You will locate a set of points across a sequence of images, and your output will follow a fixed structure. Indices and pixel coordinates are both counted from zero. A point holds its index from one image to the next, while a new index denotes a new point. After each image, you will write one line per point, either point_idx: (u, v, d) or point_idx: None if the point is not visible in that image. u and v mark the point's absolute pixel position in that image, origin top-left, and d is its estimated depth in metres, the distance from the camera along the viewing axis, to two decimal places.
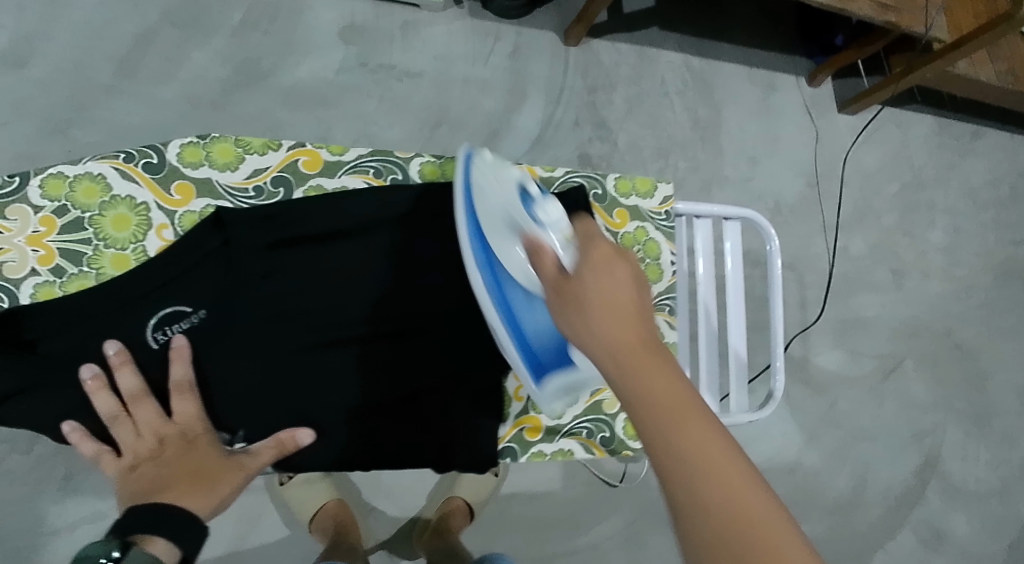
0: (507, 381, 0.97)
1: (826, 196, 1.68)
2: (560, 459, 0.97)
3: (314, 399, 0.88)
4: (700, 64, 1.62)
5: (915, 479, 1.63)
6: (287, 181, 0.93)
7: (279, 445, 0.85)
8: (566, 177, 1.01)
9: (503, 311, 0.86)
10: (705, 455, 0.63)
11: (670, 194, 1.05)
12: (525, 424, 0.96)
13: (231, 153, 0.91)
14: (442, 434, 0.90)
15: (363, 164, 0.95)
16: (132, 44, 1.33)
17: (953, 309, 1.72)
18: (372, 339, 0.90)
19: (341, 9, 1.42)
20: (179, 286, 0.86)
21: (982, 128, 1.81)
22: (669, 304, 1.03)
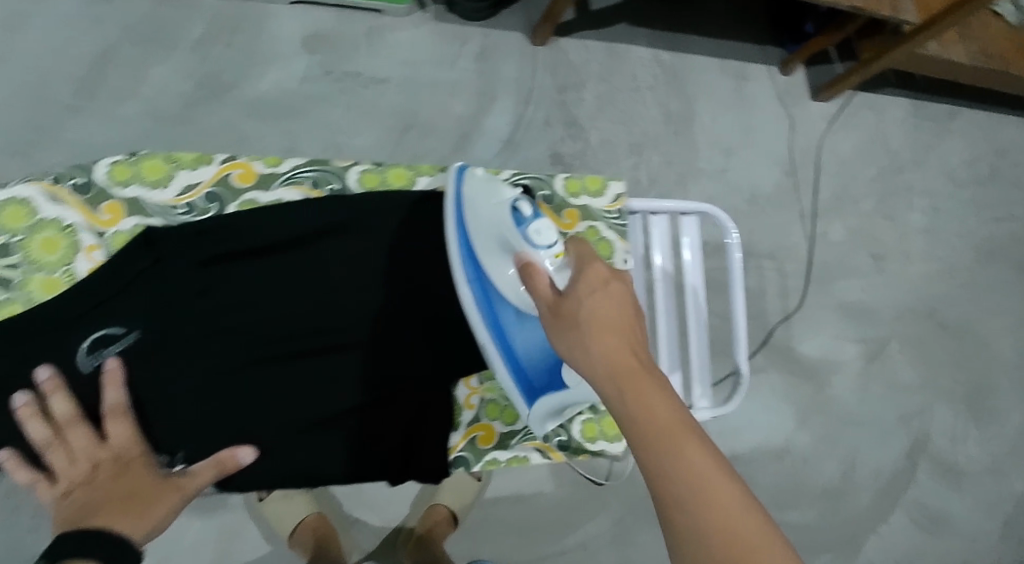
0: (457, 390, 1.00)
1: (803, 184, 1.67)
2: (514, 465, 1.01)
3: (262, 415, 0.90)
4: (671, 58, 1.61)
5: (905, 461, 1.62)
6: (220, 196, 0.93)
7: (220, 464, 0.86)
8: (513, 180, 1.01)
9: (492, 328, 0.92)
10: (694, 469, 0.66)
11: (622, 193, 1.05)
12: (477, 432, 1.00)
13: (162, 169, 0.92)
14: (389, 445, 0.94)
15: (299, 175, 0.96)
16: (92, 63, 1.32)
17: (936, 290, 1.72)
18: (315, 352, 0.93)
19: (303, 19, 1.41)
20: (110, 308, 0.86)
21: (957, 108, 1.81)
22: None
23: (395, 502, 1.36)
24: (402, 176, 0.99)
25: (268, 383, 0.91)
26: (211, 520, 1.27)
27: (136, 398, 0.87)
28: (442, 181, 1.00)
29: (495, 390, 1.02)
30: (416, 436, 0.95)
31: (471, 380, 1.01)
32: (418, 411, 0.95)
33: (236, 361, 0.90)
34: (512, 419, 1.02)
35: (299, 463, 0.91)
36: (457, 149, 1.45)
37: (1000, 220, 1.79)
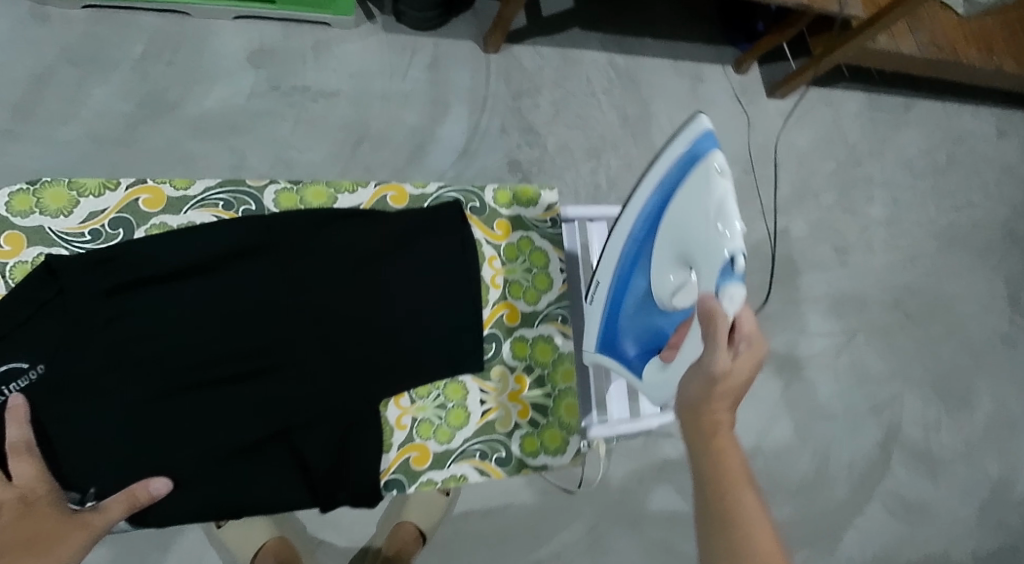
0: (388, 410, 0.97)
1: (762, 180, 1.67)
2: (452, 484, 0.96)
3: (184, 445, 0.89)
4: (625, 61, 1.60)
5: (878, 452, 1.62)
6: (128, 222, 0.94)
7: (131, 497, 0.84)
8: (439, 193, 1.03)
9: (618, 283, 0.99)
10: (744, 508, 0.79)
11: (555, 201, 1.08)
12: (411, 453, 0.97)
13: (64, 197, 0.92)
14: (316, 467, 0.92)
15: (212, 198, 0.96)
16: (30, 86, 1.30)
17: (900, 280, 1.72)
18: (239, 377, 0.92)
19: (247, 34, 1.40)
20: (17, 340, 0.86)
21: (913, 99, 1.81)
22: (562, 313, 1.05)
23: (362, 521, 1.33)
24: (322, 194, 0.99)
25: (188, 411, 0.90)
26: (173, 549, 1.24)
27: (45, 434, 0.86)
28: (364, 197, 1.01)
29: (428, 409, 0.98)
30: (344, 457, 0.93)
31: (402, 399, 0.98)
32: (347, 434, 0.94)
33: (154, 389, 0.90)
34: (449, 436, 0.98)
35: (221, 494, 0.89)
36: (411, 159, 1.43)
37: (961, 208, 1.80)
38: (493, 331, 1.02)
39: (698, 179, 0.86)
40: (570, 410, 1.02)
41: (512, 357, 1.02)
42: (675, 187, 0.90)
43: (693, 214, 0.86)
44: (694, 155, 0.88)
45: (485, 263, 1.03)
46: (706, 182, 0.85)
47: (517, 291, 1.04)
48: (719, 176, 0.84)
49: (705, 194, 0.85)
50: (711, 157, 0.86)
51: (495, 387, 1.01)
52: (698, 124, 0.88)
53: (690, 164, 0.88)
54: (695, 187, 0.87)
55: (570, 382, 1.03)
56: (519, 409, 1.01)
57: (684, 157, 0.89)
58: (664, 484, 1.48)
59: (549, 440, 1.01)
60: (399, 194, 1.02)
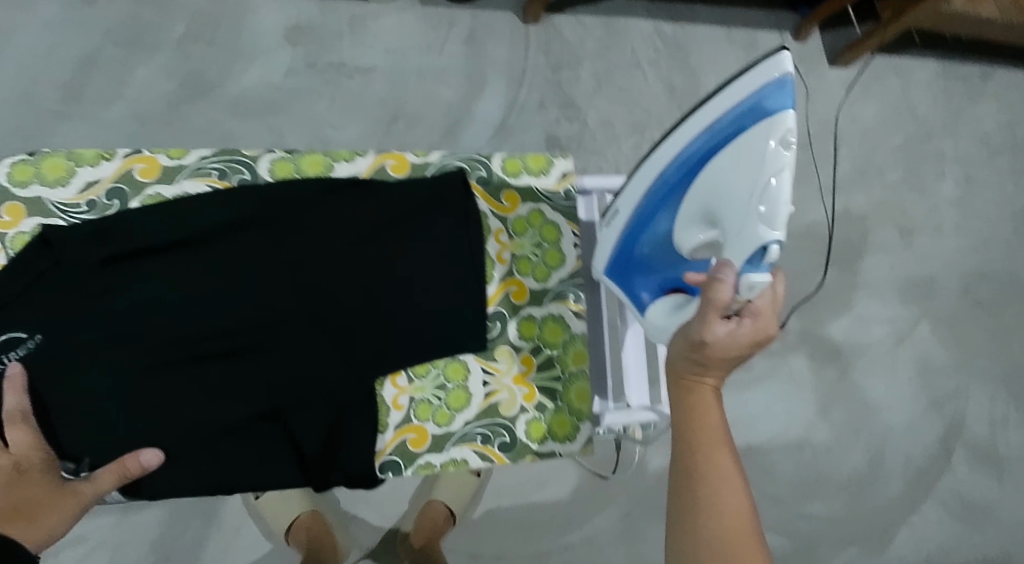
0: (383, 389, 0.92)
1: (821, 157, 1.57)
2: (451, 469, 0.91)
3: (176, 421, 0.85)
4: (673, 30, 1.54)
5: (938, 448, 1.53)
6: (123, 193, 0.89)
7: (121, 470, 0.81)
8: (444, 161, 0.96)
9: (643, 215, 0.87)
10: (722, 476, 0.74)
11: (569, 168, 0.99)
12: (408, 435, 0.91)
13: (62, 166, 0.88)
14: (309, 452, 0.88)
15: (206, 167, 0.91)
16: (77, 67, 1.31)
17: (970, 264, 1.61)
18: (230, 353, 0.88)
19: (285, 10, 1.38)
20: (18, 306, 0.83)
21: (991, 67, 1.68)
22: (575, 291, 0.97)
23: (396, 498, 1.33)
24: (319, 163, 0.93)
25: (177, 384, 0.86)
26: (209, 523, 1.27)
27: (40, 407, 0.83)
28: (362, 166, 0.94)
29: (427, 389, 0.92)
30: (338, 440, 0.89)
31: (399, 377, 0.92)
32: (344, 418, 0.89)
33: (152, 360, 0.85)
34: (448, 419, 0.92)
35: (208, 474, 0.85)
36: (447, 137, 1.41)
37: None
38: (498, 309, 0.95)
39: (755, 140, 0.75)
40: (582, 395, 0.95)
41: (518, 337, 0.95)
42: (729, 135, 0.78)
43: (742, 180, 0.76)
44: (759, 107, 0.75)
45: (490, 237, 0.96)
46: (765, 148, 0.74)
47: (526, 267, 0.97)
48: (783, 147, 0.74)
49: (758, 163, 0.75)
50: (779, 118, 0.74)
51: (500, 368, 0.94)
52: (773, 67, 0.75)
53: (750, 116, 0.76)
54: (749, 148, 0.76)
55: (582, 364, 0.96)
56: (525, 392, 0.94)
57: (747, 104, 0.76)
58: None
59: (558, 427, 0.94)
60: (399, 162, 0.95)
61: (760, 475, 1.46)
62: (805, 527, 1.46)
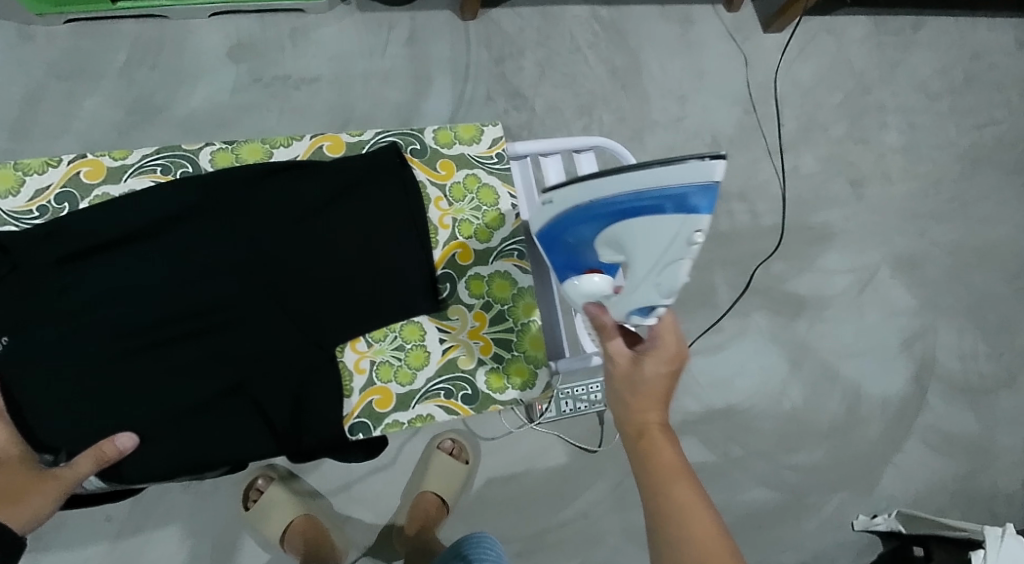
0: (345, 355, 0.95)
1: (766, 119, 1.61)
2: (418, 424, 0.94)
3: (144, 404, 0.88)
4: (609, 13, 1.58)
5: (913, 387, 1.56)
6: (71, 195, 0.92)
7: (98, 453, 0.84)
8: (378, 138, 0.99)
9: (569, 221, 0.82)
10: (687, 508, 0.80)
11: (501, 135, 1.02)
12: (373, 396, 0.94)
13: (11, 177, 0.91)
14: (278, 421, 0.91)
15: (149, 164, 0.94)
16: (23, 105, 1.32)
17: (923, 208, 1.65)
18: (190, 336, 0.91)
19: (226, 30, 1.40)
20: None
21: (922, 18, 1.73)
22: (518, 248, 1.00)
23: (386, 495, 1.33)
24: (258, 151, 0.96)
25: (142, 370, 0.89)
26: (201, 538, 1.27)
27: (12, 402, 0.87)
28: (300, 149, 0.97)
29: (386, 351, 0.96)
30: (303, 407, 0.91)
31: (359, 343, 0.96)
32: (306, 384, 0.92)
33: (116, 348, 0.89)
34: (410, 378, 0.95)
35: (181, 452, 0.88)
36: None
37: (983, 126, 1.71)
38: (446, 271, 0.98)
39: (668, 228, 0.78)
40: (537, 342, 0.97)
41: (469, 296, 0.98)
42: (646, 211, 0.78)
43: (651, 254, 0.81)
44: (683, 203, 0.76)
45: (431, 205, 0.99)
46: (676, 240, 0.79)
47: (468, 230, 0.99)
48: (689, 244, 0.79)
49: (667, 248, 0.80)
50: (694, 218, 0.77)
51: (454, 325, 0.97)
52: (707, 174, 0.74)
53: (672, 207, 0.77)
54: (661, 230, 0.79)
55: (532, 315, 0.98)
56: (482, 345, 0.97)
57: (672, 193, 0.76)
58: (689, 437, 1.47)
59: (517, 374, 0.97)
60: (336, 143, 0.98)
61: (741, 432, 1.49)
62: (792, 478, 1.48)
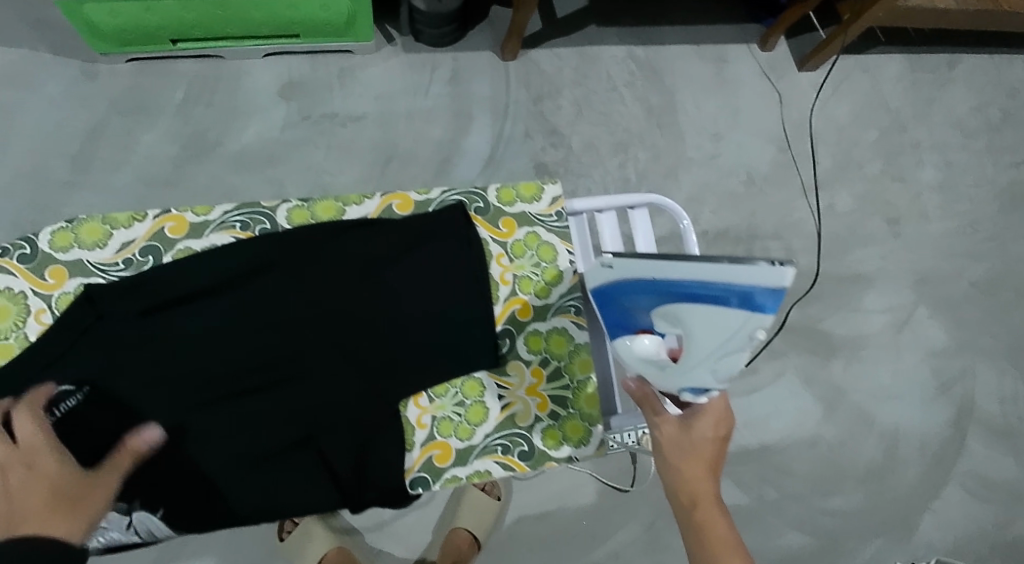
0: (408, 409, 0.97)
1: (801, 157, 1.63)
2: (477, 480, 0.96)
3: (213, 456, 0.92)
4: (645, 53, 1.62)
5: (952, 430, 1.54)
6: (156, 249, 0.96)
7: (133, 449, 0.87)
8: (444, 197, 1.02)
9: (630, 287, 0.84)
10: None
11: (559, 193, 1.04)
12: (433, 451, 0.96)
13: (99, 231, 0.95)
14: (342, 471, 0.94)
15: (230, 220, 0.98)
16: (85, 139, 1.39)
17: (960, 247, 1.65)
18: (263, 387, 0.95)
19: (277, 70, 1.47)
20: (62, 366, 0.91)
21: (957, 55, 1.74)
22: (575, 304, 1.02)
23: (417, 531, 1.35)
24: (331, 209, 1.00)
25: (213, 421, 0.93)
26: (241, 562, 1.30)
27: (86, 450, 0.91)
28: (372, 208, 1.01)
29: (447, 406, 0.98)
30: (368, 459, 0.95)
31: (421, 398, 0.98)
32: (371, 436, 0.95)
33: (188, 401, 0.93)
34: (470, 433, 0.97)
35: (246, 504, 0.92)
36: (440, 174, 1.48)
37: (1021, 163, 1.71)
38: (506, 327, 1.00)
39: (732, 321, 0.79)
40: (591, 400, 1.00)
41: (527, 351, 1.00)
42: (711, 300, 0.79)
43: (711, 342, 0.82)
44: (749, 301, 0.78)
45: (493, 261, 1.01)
46: (737, 334, 0.80)
47: (528, 286, 1.02)
48: (750, 337, 0.80)
49: (728, 338, 0.81)
50: (759, 315, 0.78)
51: (512, 381, 1.00)
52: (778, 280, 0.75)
53: (738, 303, 0.78)
54: (725, 321, 0.80)
55: (588, 371, 1.00)
56: (539, 402, 1.00)
57: (740, 290, 0.77)
58: (723, 479, 1.46)
59: (572, 432, 0.99)
60: (405, 202, 1.01)
61: (775, 473, 1.47)
62: (827, 522, 1.46)
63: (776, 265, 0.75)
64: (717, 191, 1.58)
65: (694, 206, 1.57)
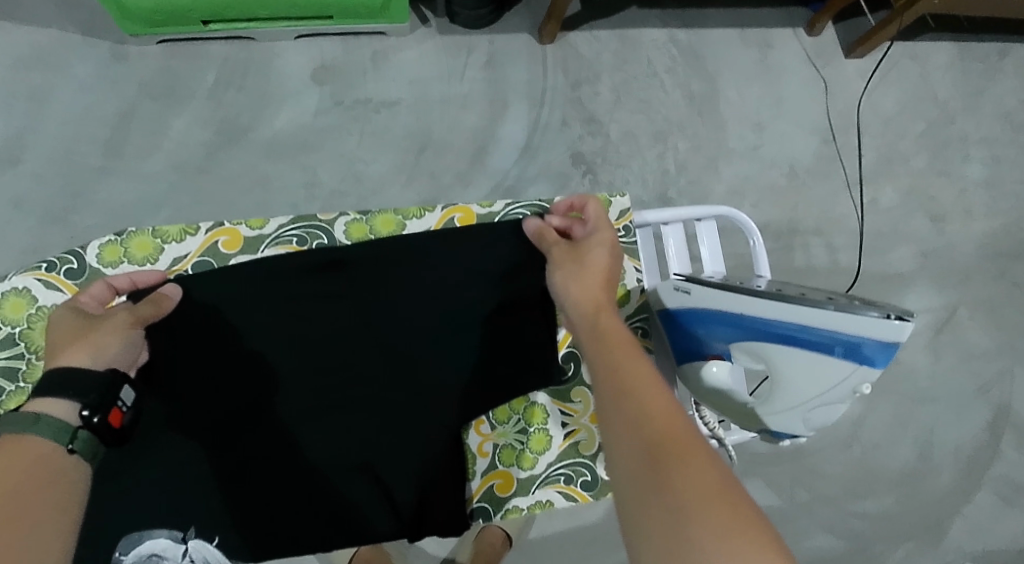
0: (469, 437, 0.98)
1: (845, 149, 1.58)
2: (538, 510, 0.97)
3: (271, 474, 0.89)
4: (687, 37, 1.56)
5: (987, 434, 1.51)
6: (209, 264, 0.96)
7: (156, 303, 0.86)
8: (507, 210, 1.01)
9: (723, 316, 0.88)
10: (655, 409, 0.72)
11: (628, 205, 1.03)
12: (495, 480, 0.97)
13: (149, 245, 0.95)
14: (402, 498, 0.91)
15: (285, 235, 0.97)
16: (116, 123, 1.37)
17: (1004, 245, 1.60)
18: (315, 409, 0.91)
19: (310, 52, 1.43)
20: None
21: (1008, 44, 1.68)
22: (642, 325, 1.02)
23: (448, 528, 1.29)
24: (390, 222, 0.99)
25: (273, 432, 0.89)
26: None
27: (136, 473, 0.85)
28: (432, 221, 1.00)
29: (509, 434, 0.98)
30: (427, 484, 0.91)
31: (482, 425, 0.99)
32: (432, 463, 0.91)
33: (239, 420, 0.89)
34: (531, 462, 0.98)
35: (303, 528, 0.89)
36: (475, 163, 1.44)
37: None
38: (570, 351, 1.01)
39: (836, 371, 0.82)
40: None
41: None
42: (813, 345, 0.82)
43: (807, 389, 0.84)
44: (855, 352, 0.80)
45: None
46: (839, 385, 0.82)
47: None
48: (853, 391, 0.82)
49: (828, 388, 0.83)
50: (866, 368, 0.81)
51: (577, 408, 1.00)
52: (891, 333, 0.78)
53: (842, 353, 0.81)
54: (825, 369, 0.82)
55: None
56: None
57: (847, 339, 0.80)
58: (754, 481, 1.44)
59: None
60: (466, 214, 1.00)
61: (809, 476, 1.46)
62: (859, 527, 1.44)
63: (892, 318, 0.78)
64: (758, 185, 1.54)
65: (735, 200, 1.52)
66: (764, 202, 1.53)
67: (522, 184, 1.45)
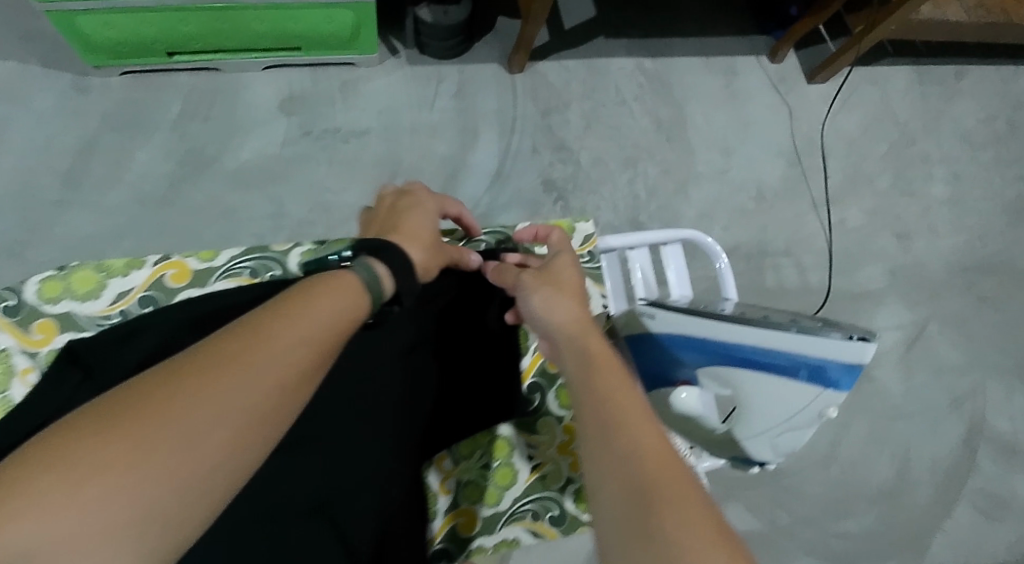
0: (430, 476, 0.96)
1: (811, 171, 1.60)
2: (504, 549, 0.96)
3: None
4: (654, 64, 1.58)
5: (962, 449, 1.52)
6: (154, 299, 0.93)
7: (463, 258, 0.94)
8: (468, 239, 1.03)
9: (688, 339, 0.87)
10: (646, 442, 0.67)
11: (591, 231, 1.04)
12: (459, 519, 0.95)
13: (92, 280, 0.92)
14: None
15: (236, 267, 0.96)
16: (76, 156, 1.34)
17: (968, 262, 1.63)
18: None
19: (277, 83, 1.42)
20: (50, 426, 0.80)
21: (964, 67, 1.72)
22: None
23: None
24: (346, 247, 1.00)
25: None
26: None
27: None
28: None
29: (472, 470, 0.97)
30: None
31: (444, 461, 0.97)
32: None
33: None
34: (497, 499, 0.97)
35: None
36: (446, 190, 1.44)
37: None
38: (536, 381, 1.01)
39: (799, 394, 0.81)
40: None
41: (559, 407, 1.01)
42: (777, 369, 0.82)
43: (772, 413, 0.84)
44: (819, 374, 0.79)
45: None
46: (805, 409, 0.81)
47: None
48: (819, 415, 0.81)
49: (793, 412, 0.82)
50: (831, 391, 0.80)
51: (543, 441, 0.99)
52: (854, 354, 0.77)
53: (806, 376, 0.80)
54: (789, 393, 0.82)
55: None
56: (571, 462, 0.99)
57: (811, 362, 0.79)
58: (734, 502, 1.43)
59: None
60: None
61: (788, 496, 1.45)
62: (840, 546, 1.44)
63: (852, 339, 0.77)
64: (728, 207, 1.55)
65: (705, 222, 1.53)
66: (733, 224, 1.54)
67: (493, 211, 1.45)
